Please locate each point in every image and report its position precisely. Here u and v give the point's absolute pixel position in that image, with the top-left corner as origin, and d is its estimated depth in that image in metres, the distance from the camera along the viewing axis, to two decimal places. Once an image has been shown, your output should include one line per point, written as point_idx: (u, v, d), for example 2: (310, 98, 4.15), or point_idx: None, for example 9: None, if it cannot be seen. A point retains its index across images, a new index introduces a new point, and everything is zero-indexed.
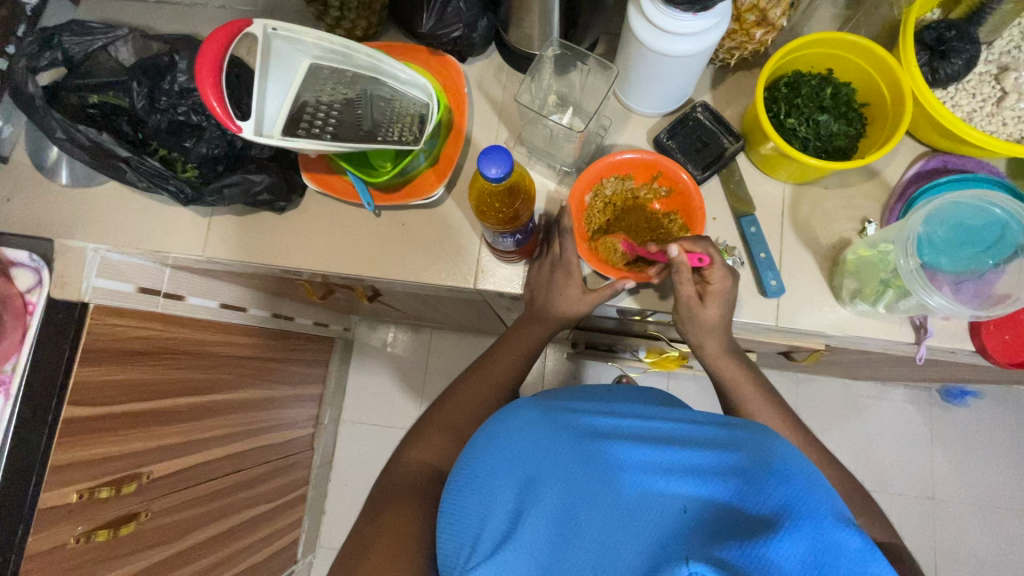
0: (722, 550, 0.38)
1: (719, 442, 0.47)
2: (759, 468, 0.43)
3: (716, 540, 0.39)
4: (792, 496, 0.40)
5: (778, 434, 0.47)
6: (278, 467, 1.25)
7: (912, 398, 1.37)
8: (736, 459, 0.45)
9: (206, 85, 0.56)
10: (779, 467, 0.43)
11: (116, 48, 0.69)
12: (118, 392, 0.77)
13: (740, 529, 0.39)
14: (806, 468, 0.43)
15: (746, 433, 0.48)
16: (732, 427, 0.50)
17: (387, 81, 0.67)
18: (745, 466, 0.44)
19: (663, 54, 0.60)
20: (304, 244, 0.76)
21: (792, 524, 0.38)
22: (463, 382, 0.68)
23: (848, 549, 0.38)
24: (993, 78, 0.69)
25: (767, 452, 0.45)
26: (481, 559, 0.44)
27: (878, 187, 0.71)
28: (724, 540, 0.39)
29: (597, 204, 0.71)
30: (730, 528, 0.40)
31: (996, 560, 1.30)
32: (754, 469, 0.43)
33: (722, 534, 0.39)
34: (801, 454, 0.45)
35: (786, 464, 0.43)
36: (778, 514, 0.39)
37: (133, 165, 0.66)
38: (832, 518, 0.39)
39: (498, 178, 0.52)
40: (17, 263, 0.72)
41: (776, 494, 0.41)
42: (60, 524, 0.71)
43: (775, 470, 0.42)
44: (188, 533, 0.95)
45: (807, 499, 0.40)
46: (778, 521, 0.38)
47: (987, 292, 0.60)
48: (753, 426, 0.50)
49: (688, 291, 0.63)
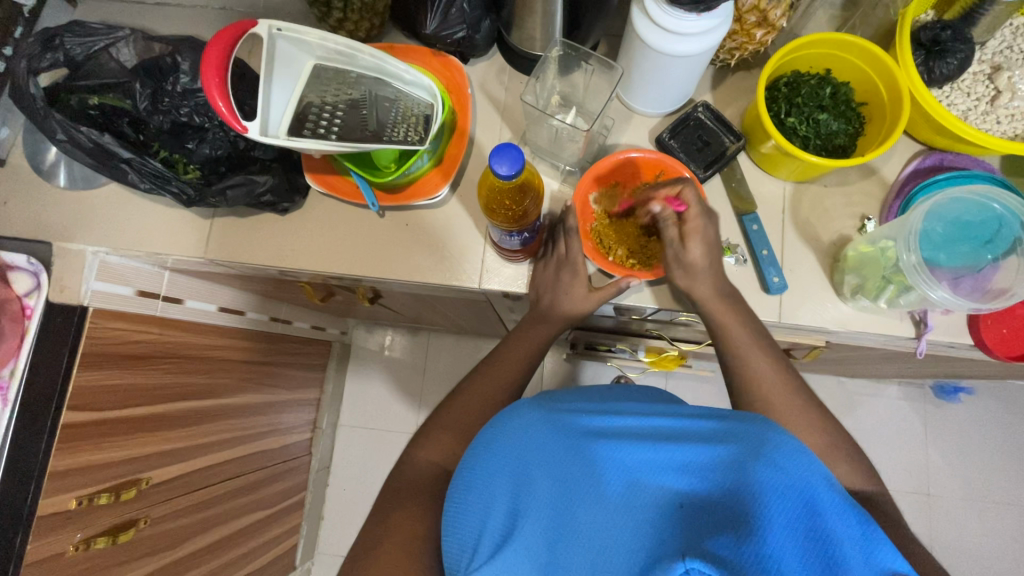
0: (713, 544, 0.39)
1: (714, 434, 0.47)
2: (752, 458, 0.43)
3: (709, 534, 0.40)
4: (783, 488, 0.41)
5: (771, 423, 0.47)
6: (275, 473, 1.24)
7: (906, 395, 1.39)
8: (731, 451, 0.45)
9: (210, 85, 0.55)
10: (772, 455, 0.43)
11: (118, 49, 0.68)
12: (116, 397, 0.76)
13: (732, 521, 0.40)
14: (798, 452, 0.44)
15: (740, 423, 0.48)
16: (728, 417, 0.50)
17: (392, 82, 0.68)
18: (738, 457, 0.44)
19: (665, 54, 0.60)
20: (307, 245, 0.76)
21: (778, 516, 0.40)
22: (469, 381, 0.68)
23: (841, 537, 0.39)
24: (987, 77, 0.71)
25: (760, 440, 0.45)
26: (484, 560, 0.43)
27: (877, 185, 0.72)
28: (717, 533, 0.40)
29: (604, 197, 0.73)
30: (724, 520, 0.41)
31: (990, 553, 1.32)
32: (747, 458, 0.43)
33: (715, 528, 0.40)
34: (795, 439, 0.45)
35: (778, 453, 0.43)
36: (766, 503, 0.40)
37: (135, 166, 0.66)
38: (825, 507, 0.41)
39: (508, 177, 0.52)
40: (16, 267, 0.71)
41: (768, 485, 0.41)
42: (60, 531, 0.70)
43: (768, 459, 0.43)
44: (187, 539, 0.94)
45: (798, 492, 0.41)
46: (767, 514, 0.40)
47: (985, 286, 0.61)
48: (750, 417, 0.49)
49: (671, 232, 0.65)
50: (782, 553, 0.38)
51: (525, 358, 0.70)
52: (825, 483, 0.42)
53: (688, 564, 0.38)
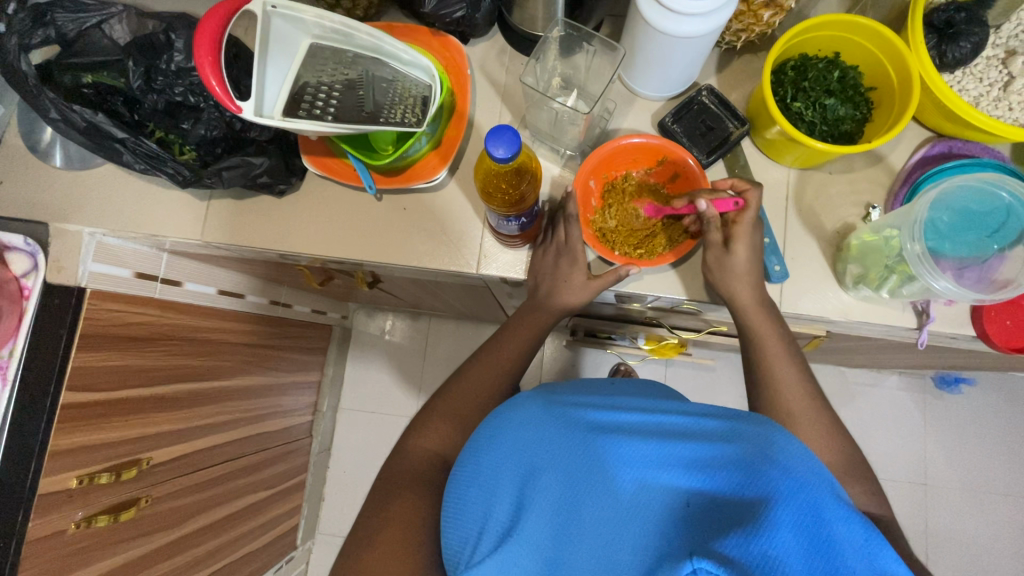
0: (722, 544, 0.37)
1: (721, 435, 0.47)
2: (759, 459, 0.42)
3: (714, 535, 0.38)
4: (792, 488, 0.39)
5: (778, 426, 0.46)
6: (275, 455, 1.24)
7: (907, 385, 1.38)
8: (737, 452, 0.44)
9: (203, 63, 0.55)
10: (780, 458, 0.42)
11: (111, 26, 0.67)
12: (115, 378, 0.76)
13: (737, 519, 0.38)
14: (804, 458, 0.43)
15: (748, 425, 0.47)
16: (735, 418, 0.49)
17: (390, 63, 0.66)
18: (745, 457, 0.43)
19: (671, 35, 0.59)
20: (305, 228, 0.75)
21: (787, 515, 0.37)
22: (467, 368, 0.68)
23: (848, 542, 0.37)
24: (1000, 62, 0.69)
25: (767, 443, 0.44)
26: (485, 555, 0.44)
27: (883, 172, 0.71)
28: (724, 532, 0.38)
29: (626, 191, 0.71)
30: (729, 519, 0.39)
31: (984, 543, 1.32)
32: (755, 458, 0.42)
33: (722, 528, 0.39)
34: (802, 445, 0.44)
35: (786, 454, 0.42)
36: (772, 500, 0.38)
37: (130, 146, 0.65)
38: (833, 508, 0.39)
39: (505, 159, 0.51)
40: (12, 247, 0.70)
41: (776, 483, 0.40)
42: (63, 508, 0.71)
43: (776, 462, 0.41)
44: (188, 519, 0.95)
45: (806, 489, 0.39)
46: (773, 511, 0.38)
47: (990, 277, 0.60)
48: (756, 419, 0.48)
49: (716, 236, 0.64)
50: (788, 553, 0.36)
51: (523, 345, 0.69)
52: (831, 487, 0.41)
53: (696, 563, 0.37)
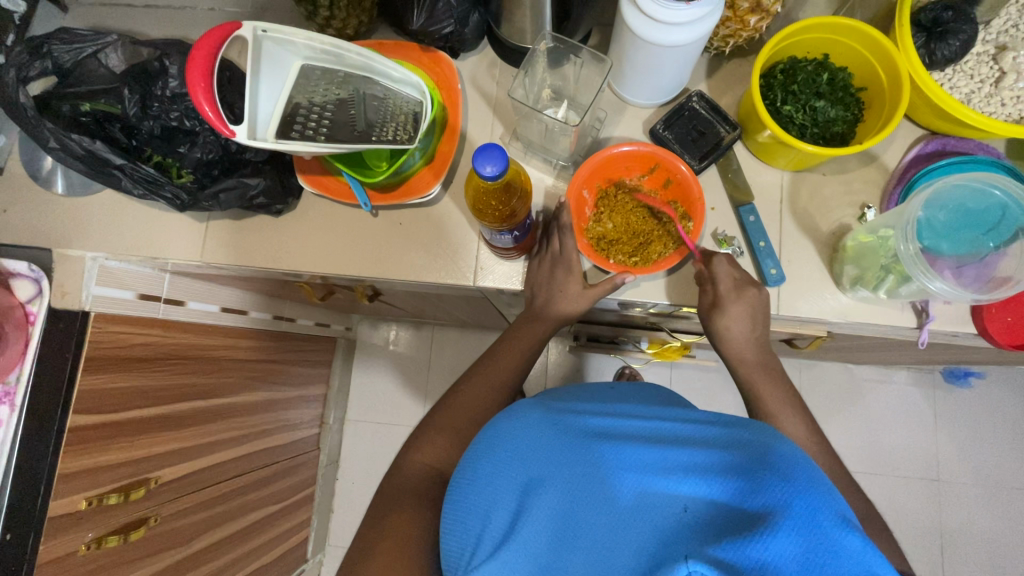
0: (719, 548, 0.37)
1: (720, 441, 0.47)
2: (758, 465, 0.42)
3: (711, 539, 0.38)
4: (790, 495, 0.39)
5: (778, 433, 0.46)
6: (283, 468, 1.25)
7: (915, 380, 1.37)
8: (736, 458, 0.44)
9: (197, 90, 0.55)
10: (778, 463, 0.42)
11: (106, 55, 0.69)
12: (120, 400, 0.76)
13: (736, 526, 0.38)
14: (804, 463, 0.42)
15: (748, 431, 0.47)
16: (735, 425, 0.49)
17: (381, 81, 0.67)
18: (743, 462, 0.43)
19: (658, 46, 0.59)
20: (302, 246, 0.76)
21: (784, 521, 0.37)
22: (465, 381, 0.68)
23: (846, 549, 0.36)
24: (991, 58, 0.69)
25: (766, 450, 0.44)
26: (482, 560, 0.44)
27: (877, 171, 0.71)
28: (721, 537, 0.38)
29: (617, 200, 0.72)
30: (727, 525, 0.39)
31: (999, 538, 1.31)
32: (754, 464, 0.42)
33: (719, 533, 0.38)
34: (801, 451, 0.44)
35: (785, 459, 0.42)
36: (770, 508, 0.38)
37: (127, 172, 0.65)
38: (831, 514, 0.38)
39: (493, 176, 0.52)
40: (17, 274, 0.71)
41: (773, 489, 0.39)
42: (72, 531, 0.71)
43: (775, 468, 0.41)
44: (198, 536, 0.96)
45: (805, 495, 0.39)
46: (772, 518, 0.37)
47: (988, 275, 0.60)
48: (757, 426, 0.48)
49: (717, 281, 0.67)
50: (784, 558, 0.35)
51: (521, 356, 0.70)
52: (829, 493, 0.40)
53: (692, 566, 0.36)
